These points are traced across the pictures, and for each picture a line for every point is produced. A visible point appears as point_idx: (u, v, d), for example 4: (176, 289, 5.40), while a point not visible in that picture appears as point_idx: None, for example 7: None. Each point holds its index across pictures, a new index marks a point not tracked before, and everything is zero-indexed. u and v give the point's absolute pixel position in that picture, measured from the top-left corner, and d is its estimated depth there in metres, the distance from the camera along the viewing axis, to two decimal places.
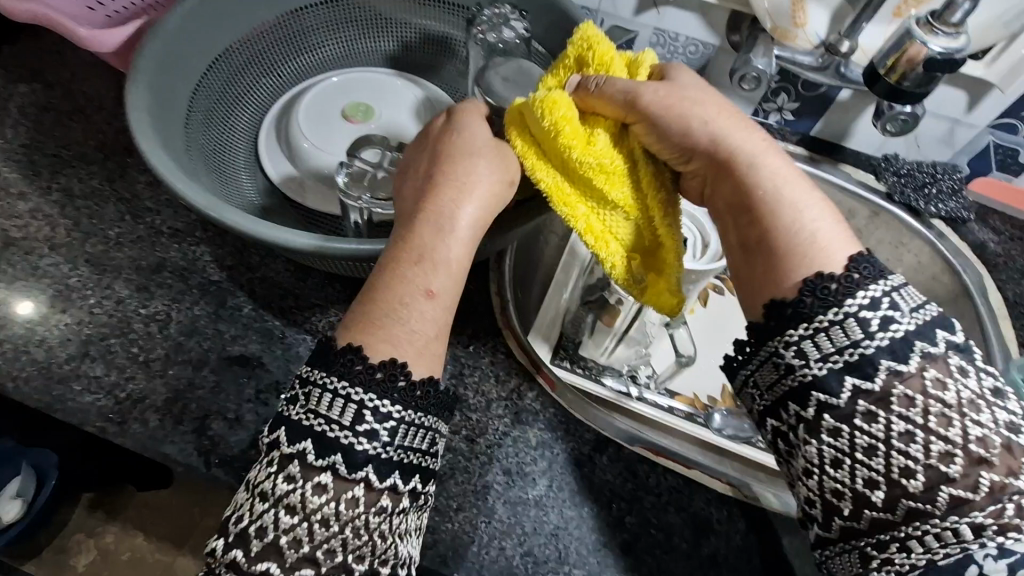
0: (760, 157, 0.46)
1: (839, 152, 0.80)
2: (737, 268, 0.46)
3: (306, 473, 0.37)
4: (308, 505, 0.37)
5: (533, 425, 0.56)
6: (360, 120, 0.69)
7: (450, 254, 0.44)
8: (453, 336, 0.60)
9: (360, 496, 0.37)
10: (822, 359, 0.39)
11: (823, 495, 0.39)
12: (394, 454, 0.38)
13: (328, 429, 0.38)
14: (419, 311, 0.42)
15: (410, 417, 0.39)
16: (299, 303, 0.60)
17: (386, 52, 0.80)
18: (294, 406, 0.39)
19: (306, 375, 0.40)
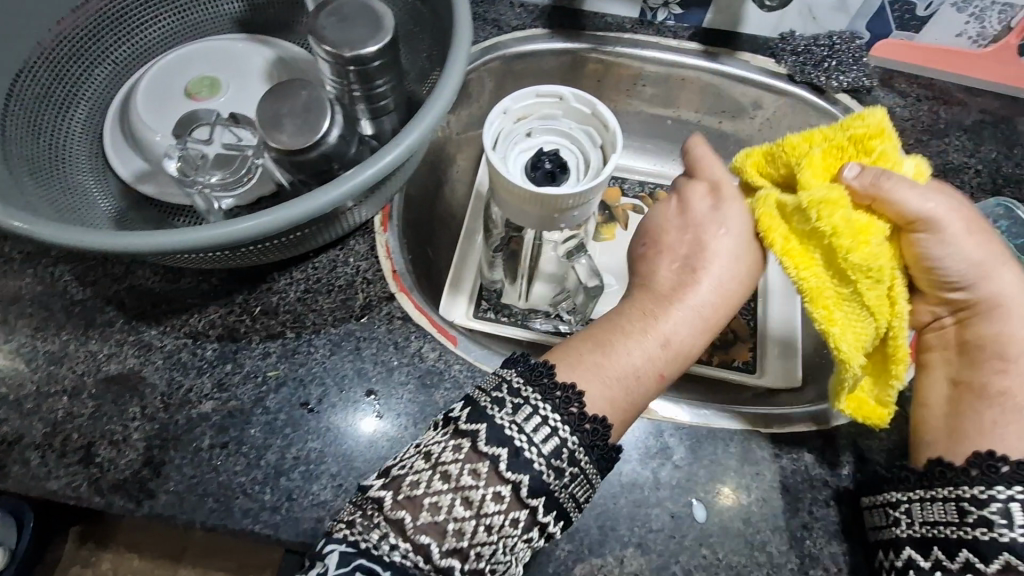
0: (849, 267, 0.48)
1: (736, 39, 0.75)
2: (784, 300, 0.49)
3: (487, 478, 0.40)
4: (475, 500, 0.40)
5: (440, 386, 0.53)
6: (206, 97, 0.62)
7: (627, 358, 0.47)
8: (344, 310, 0.56)
9: (520, 517, 0.41)
10: (949, 506, 0.42)
11: (904, 505, 0.44)
12: (553, 484, 0.41)
13: (526, 446, 0.41)
14: (635, 370, 0.47)
15: (592, 473, 0.43)
16: (174, 307, 0.56)
17: (234, 14, 0.72)
18: (503, 410, 0.42)
19: (517, 382, 0.44)
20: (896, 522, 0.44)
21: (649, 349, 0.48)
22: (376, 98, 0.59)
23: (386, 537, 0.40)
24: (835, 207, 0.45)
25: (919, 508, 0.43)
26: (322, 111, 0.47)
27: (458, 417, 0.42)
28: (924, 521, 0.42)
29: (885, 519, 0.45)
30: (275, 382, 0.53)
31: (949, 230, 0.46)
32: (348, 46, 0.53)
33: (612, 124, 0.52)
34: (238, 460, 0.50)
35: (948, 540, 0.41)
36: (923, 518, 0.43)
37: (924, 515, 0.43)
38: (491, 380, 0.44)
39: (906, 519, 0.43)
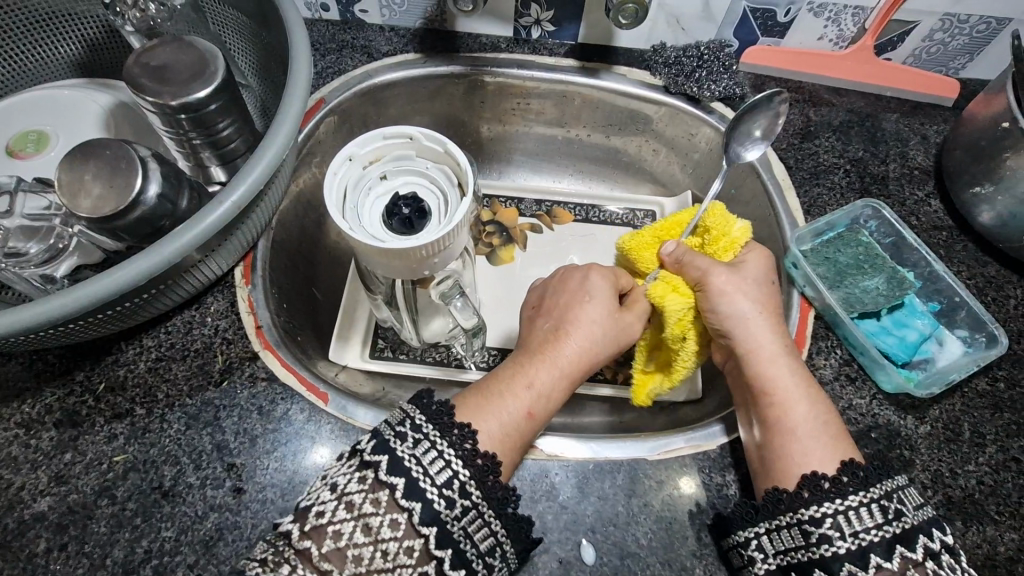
0: (562, 380, 0.51)
1: (612, 53, 0.75)
2: (516, 410, 0.48)
3: (388, 504, 0.39)
4: (377, 527, 0.39)
5: (311, 449, 0.50)
6: (31, 153, 0.57)
7: (514, 405, 0.48)
8: (200, 376, 0.52)
9: (416, 546, 0.39)
10: (818, 507, 0.42)
11: (773, 519, 0.43)
12: (455, 527, 0.39)
13: (421, 478, 0.40)
14: (511, 419, 0.47)
15: (483, 508, 0.40)
16: (1, 393, 0.50)
17: (71, 58, 0.66)
18: (403, 444, 0.41)
19: (419, 419, 0.43)
20: (751, 560, 0.44)
21: (515, 413, 0.47)
22: (221, 143, 0.55)
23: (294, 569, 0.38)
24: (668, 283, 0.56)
25: (769, 539, 0.43)
26: (131, 168, 0.43)
27: (364, 449, 0.41)
28: (777, 552, 0.43)
29: (742, 558, 0.45)
30: (123, 468, 0.48)
31: (755, 285, 0.54)
32: (171, 93, 0.49)
33: (463, 163, 0.50)
34: (79, 562, 0.45)
35: (802, 564, 0.41)
36: (776, 549, 0.43)
37: (775, 545, 0.43)
38: (397, 414, 0.43)
39: (761, 554, 0.43)
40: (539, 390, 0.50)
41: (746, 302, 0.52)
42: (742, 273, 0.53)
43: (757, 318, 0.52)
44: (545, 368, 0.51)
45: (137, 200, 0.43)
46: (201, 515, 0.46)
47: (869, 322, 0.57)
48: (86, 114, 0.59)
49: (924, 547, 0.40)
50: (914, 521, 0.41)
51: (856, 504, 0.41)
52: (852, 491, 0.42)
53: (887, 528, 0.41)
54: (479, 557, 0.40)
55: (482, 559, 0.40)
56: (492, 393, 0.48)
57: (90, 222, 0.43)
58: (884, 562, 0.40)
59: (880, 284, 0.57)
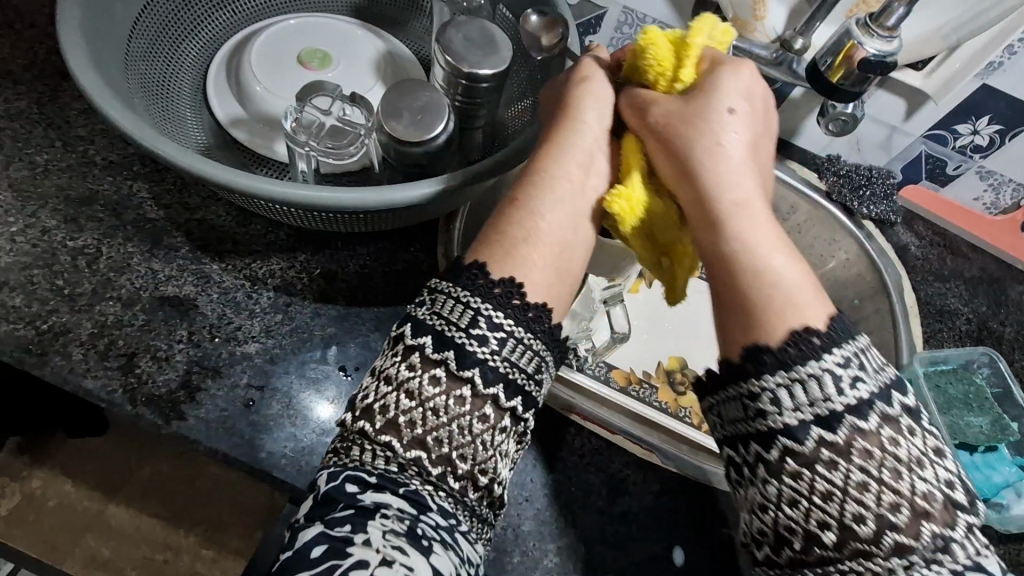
0: (542, 219, 0.47)
1: (787, 148, 0.84)
2: (538, 257, 0.46)
3: (422, 365, 0.41)
4: (427, 396, 0.41)
5: None
6: (315, 68, 0.67)
7: (533, 250, 0.46)
8: (396, 293, 0.60)
9: (464, 394, 0.41)
10: (830, 468, 0.37)
11: (776, 532, 0.38)
12: (501, 363, 0.41)
13: (447, 328, 0.41)
14: (534, 261, 0.46)
15: (519, 334, 0.42)
16: (239, 248, 0.59)
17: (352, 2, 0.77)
18: (433, 313, 0.42)
19: (463, 294, 0.42)
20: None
21: (540, 263, 0.46)
22: (472, 112, 0.65)
23: (378, 453, 0.40)
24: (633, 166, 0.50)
25: (721, 409, 0.42)
26: (439, 114, 0.52)
27: (405, 335, 0.42)
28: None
29: None
30: (320, 341, 0.56)
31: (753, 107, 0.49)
32: (467, 63, 0.59)
33: None
34: (269, 405, 0.52)
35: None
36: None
37: None
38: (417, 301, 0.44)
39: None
40: (565, 238, 0.48)
41: (745, 190, 0.46)
42: (742, 186, 0.46)
43: (760, 222, 0.44)
44: (551, 199, 0.48)
45: (432, 139, 0.52)
46: None
47: (963, 453, 0.63)
48: (363, 51, 0.70)
49: None
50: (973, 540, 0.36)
51: (777, 383, 0.38)
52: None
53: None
54: (531, 379, 0.43)
55: (530, 377, 0.43)
56: (512, 236, 0.47)
57: (389, 140, 0.52)
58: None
59: (985, 423, 0.63)
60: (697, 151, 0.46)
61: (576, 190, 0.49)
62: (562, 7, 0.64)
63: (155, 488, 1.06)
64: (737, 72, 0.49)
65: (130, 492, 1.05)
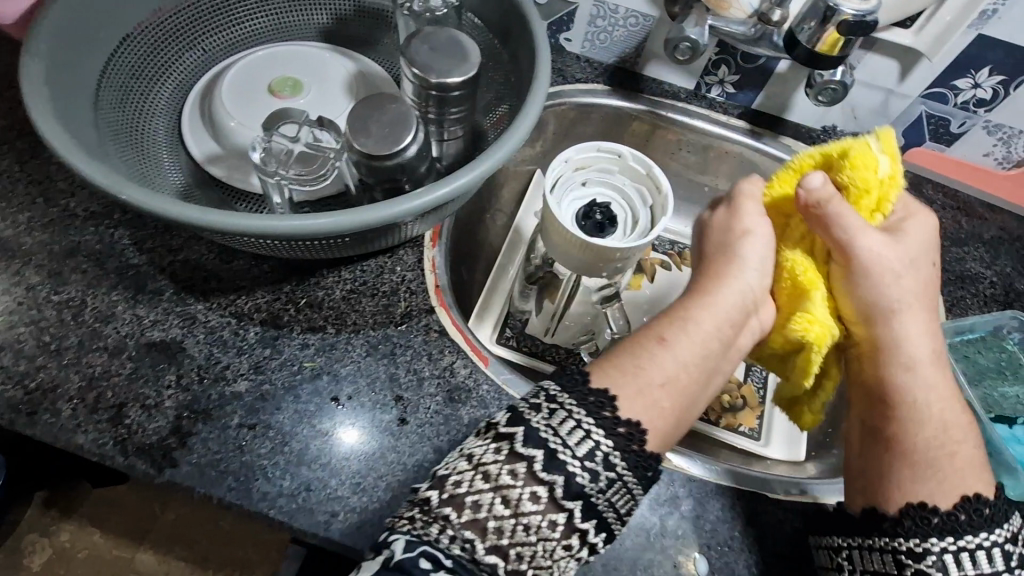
0: (671, 348, 0.51)
1: (780, 124, 0.81)
2: (671, 395, 0.49)
3: (526, 477, 0.41)
4: (517, 498, 0.41)
5: (468, 404, 0.55)
6: (287, 95, 0.66)
7: (654, 381, 0.49)
8: (385, 314, 0.59)
9: (541, 494, 0.41)
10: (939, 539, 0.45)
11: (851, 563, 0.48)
12: (593, 487, 0.42)
13: (563, 450, 0.42)
14: (659, 404, 0.48)
15: (627, 479, 0.44)
16: (224, 284, 0.58)
17: (321, 25, 0.77)
18: (540, 415, 0.43)
19: (553, 391, 0.46)
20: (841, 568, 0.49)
21: (663, 408, 0.48)
22: (447, 122, 0.63)
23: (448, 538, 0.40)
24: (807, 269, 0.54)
25: (855, 555, 0.48)
26: (407, 124, 0.51)
27: (499, 422, 0.44)
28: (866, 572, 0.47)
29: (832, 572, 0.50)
30: (310, 373, 0.55)
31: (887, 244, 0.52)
32: (436, 72, 0.57)
33: (664, 186, 0.56)
34: (263, 443, 0.51)
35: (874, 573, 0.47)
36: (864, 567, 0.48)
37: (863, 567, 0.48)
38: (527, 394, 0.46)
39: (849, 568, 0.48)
40: (670, 382, 0.49)
41: (905, 286, 0.52)
42: (902, 289, 0.52)
43: (910, 306, 0.52)
44: (673, 353, 0.50)
45: (398, 154, 0.51)
46: (368, 433, 0.52)
47: (1001, 427, 0.58)
48: (335, 74, 0.69)
49: None
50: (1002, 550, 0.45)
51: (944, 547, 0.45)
52: (972, 533, 0.45)
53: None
54: (619, 517, 0.44)
55: (621, 519, 0.44)
56: (632, 366, 0.49)
57: (360, 158, 0.51)
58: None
59: (1020, 392, 0.59)
60: (878, 272, 0.51)
61: (715, 330, 0.52)
62: (526, 4, 0.62)
63: (179, 532, 1.05)
64: (915, 218, 0.56)
65: (154, 539, 1.05)
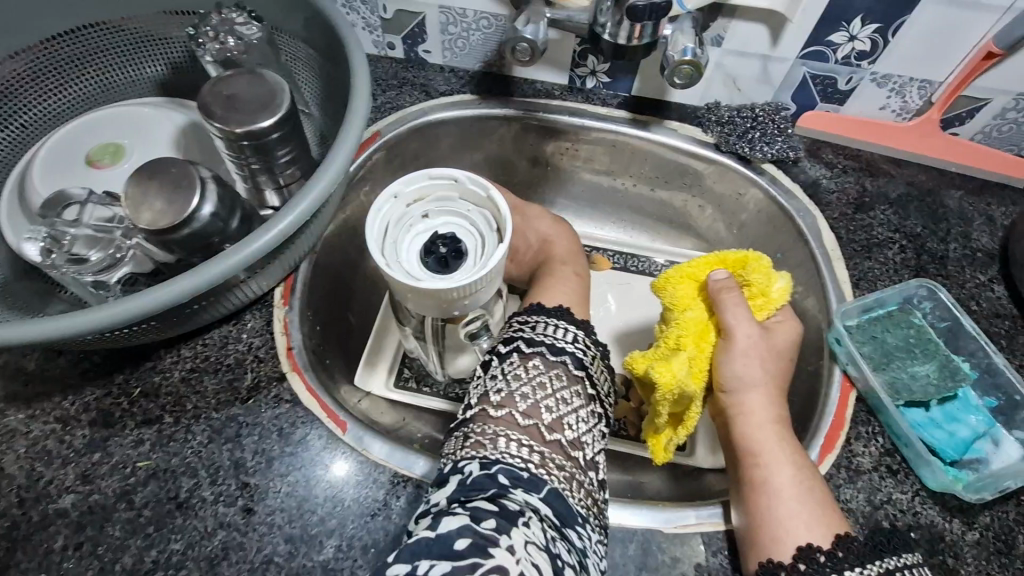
0: (572, 286, 0.63)
1: (664, 108, 0.76)
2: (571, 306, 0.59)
3: (546, 364, 0.48)
4: (550, 382, 0.47)
5: (325, 480, 0.50)
6: (108, 164, 0.61)
7: (564, 294, 0.61)
8: (229, 392, 0.53)
9: (578, 389, 0.48)
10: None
11: None
12: (585, 355, 0.50)
13: (560, 342, 0.50)
14: (575, 293, 0.62)
15: (600, 357, 0.52)
16: (48, 387, 0.53)
17: (154, 79, 0.71)
18: (528, 329, 0.51)
19: (524, 317, 0.53)
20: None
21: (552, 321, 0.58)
22: (278, 169, 0.58)
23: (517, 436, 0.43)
24: (684, 308, 0.55)
25: None
26: (191, 188, 0.46)
27: (498, 348, 0.50)
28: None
29: None
30: (144, 474, 0.49)
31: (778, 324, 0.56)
32: (238, 121, 0.51)
33: (503, 207, 0.51)
34: (91, 564, 0.46)
35: None
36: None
37: None
38: (503, 328, 0.53)
39: None
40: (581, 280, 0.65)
41: (767, 368, 0.53)
42: (757, 371, 0.52)
43: (766, 385, 0.52)
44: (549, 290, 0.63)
45: (192, 216, 0.46)
46: (210, 533, 0.47)
47: (915, 412, 0.54)
48: (163, 133, 0.64)
49: None
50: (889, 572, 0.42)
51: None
52: (849, 568, 0.42)
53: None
54: (607, 394, 0.51)
55: (611, 399, 0.51)
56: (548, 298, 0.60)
57: (147, 234, 0.45)
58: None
59: (931, 371, 0.54)
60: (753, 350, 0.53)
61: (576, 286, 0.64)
62: (342, 29, 0.57)
63: None
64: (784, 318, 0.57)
65: None
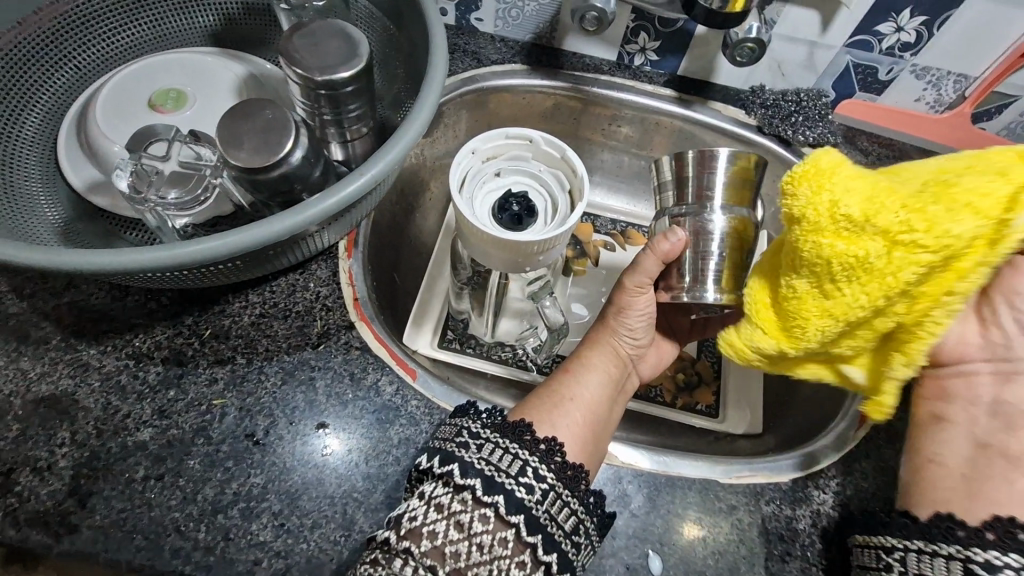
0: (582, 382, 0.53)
1: (708, 89, 0.78)
2: (568, 403, 0.50)
3: (472, 502, 0.41)
4: (468, 523, 0.41)
5: (397, 423, 0.52)
6: (171, 110, 0.60)
7: (582, 391, 0.52)
8: (299, 337, 0.54)
9: (508, 536, 0.41)
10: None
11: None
12: (543, 515, 0.42)
13: (496, 474, 0.42)
14: (580, 415, 0.50)
15: (561, 490, 0.44)
16: (118, 325, 0.53)
17: (208, 28, 0.70)
18: (470, 450, 0.43)
19: (475, 427, 0.46)
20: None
21: (578, 421, 0.49)
22: (346, 123, 0.59)
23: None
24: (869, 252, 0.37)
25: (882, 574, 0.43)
26: (285, 130, 0.46)
27: (431, 464, 0.44)
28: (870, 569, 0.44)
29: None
30: (220, 411, 0.50)
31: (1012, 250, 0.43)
32: (319, 69, 0.52)
33: (579, 169, 0.52)
34: (173, 494, 0.47)
35: None
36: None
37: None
38: (450, 429, 0.46)
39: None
40: (593, 393, 0.52)
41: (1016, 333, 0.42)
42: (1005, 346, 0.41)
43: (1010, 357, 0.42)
44: (582, 374, 0.54)
45: (282, 160, 0.46)
46: (289, 468, 0.49)
47: None
48: (222, 80, 0.63)
49: None
50: None
51: None
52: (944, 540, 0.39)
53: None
54: (567, 537, 0.43)
55: (569, 538, 0.43)
56: (554, 390, 0.52)
57: (239, 173, 0.46)
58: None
59: None
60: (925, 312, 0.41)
61: (588, 385, 0.53)
62: None
63: None
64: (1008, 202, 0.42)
65: None
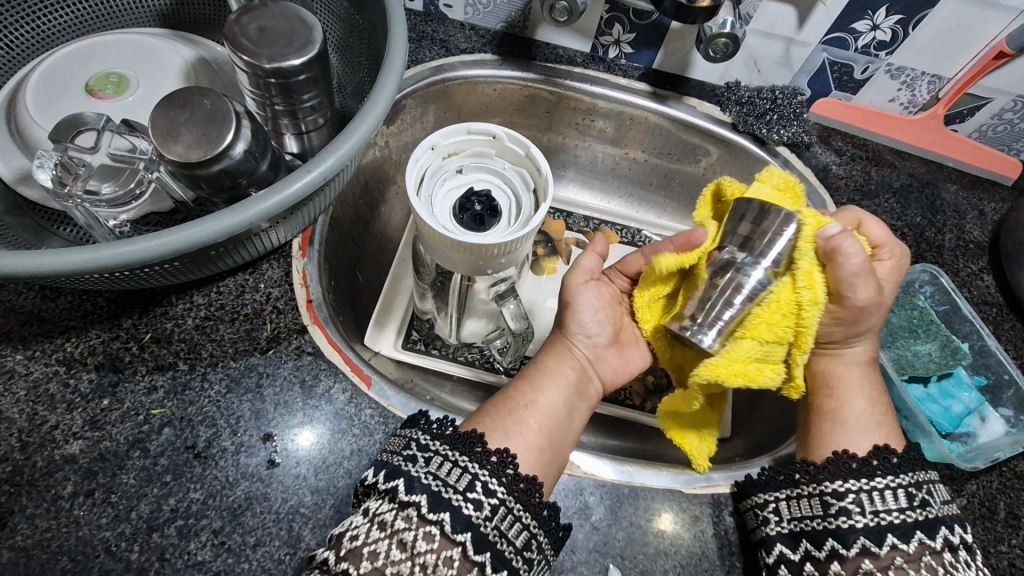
0: (540, 390, 0.51)
1: (683, 84, 0.76)
2: (524, 413, 0.48)
3: (417, 520, 0.39)
4: (412, 543, 0.39)
5: (348, 433, 0.49)
6: (110, 95, 0.56)
7: (541, 399, 0.50)
8: (246, 342, 0.51)
9: (455, 556, 0.39)
10: (868, 483, 0.44)
11: (784, 525, 0.46)
12: (491, 532, 0.40)
13: (444, 489, 0.40)
14: (536, 424, 0.48)
15: (513, 505, 0.41)
16: (48, 328, 0.49)
17: (158, 7, 0.65)
18: (416, 464, 0.41)
19: (424, 439, 0.43)
20: (767, 521, 0.47)
21: (536, 431, 0.48)
22: (301, 113, 0.55)
23: None
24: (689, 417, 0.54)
25: (782, 506, 0.46)
26: (226, 121, 0.43)
27: (377, 480, 0.42)
28: (792, 518, 0.46)
29: (757, 520, 0.48)
30: (159, 421, 0.47)
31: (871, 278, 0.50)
32: (267, 56, 0.48)
33: (544, 168, 0.50)
34: (104, 512, 0.44)
35: (816, 531, 0.44)
36: (791, 515, 0.46)
37: (791, 512, 0.46)
38: (398, 442, 0.44)
39: (776, 518, 0.46)
40: (553, 400, 0.50)
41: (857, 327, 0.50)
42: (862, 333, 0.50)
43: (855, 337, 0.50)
44: (541, 380, 0.51)
45: (223, 154, 0.43)
46: (232, 482, 0.46)
47: (915, 387, 0.58)
48: (167, 63, 0.58)
49: (943, 539, 0.42)
50: (919, 490, 0.44)
51: (887, 484, 0.44)
52: (880, 474, 0.45)
53: (909, 513, 0.43)
54: (517, 554, 0.41)
55: (520, 555, 0.41)
56: (510, 398, 0.50)
57: (177, 168, 0.43)
58: (901, 543, 0.42)
59: (934, 350, 0.57)
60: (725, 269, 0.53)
61: (547, 392, 0.51)
62: None
63: None
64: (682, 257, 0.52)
65: None
